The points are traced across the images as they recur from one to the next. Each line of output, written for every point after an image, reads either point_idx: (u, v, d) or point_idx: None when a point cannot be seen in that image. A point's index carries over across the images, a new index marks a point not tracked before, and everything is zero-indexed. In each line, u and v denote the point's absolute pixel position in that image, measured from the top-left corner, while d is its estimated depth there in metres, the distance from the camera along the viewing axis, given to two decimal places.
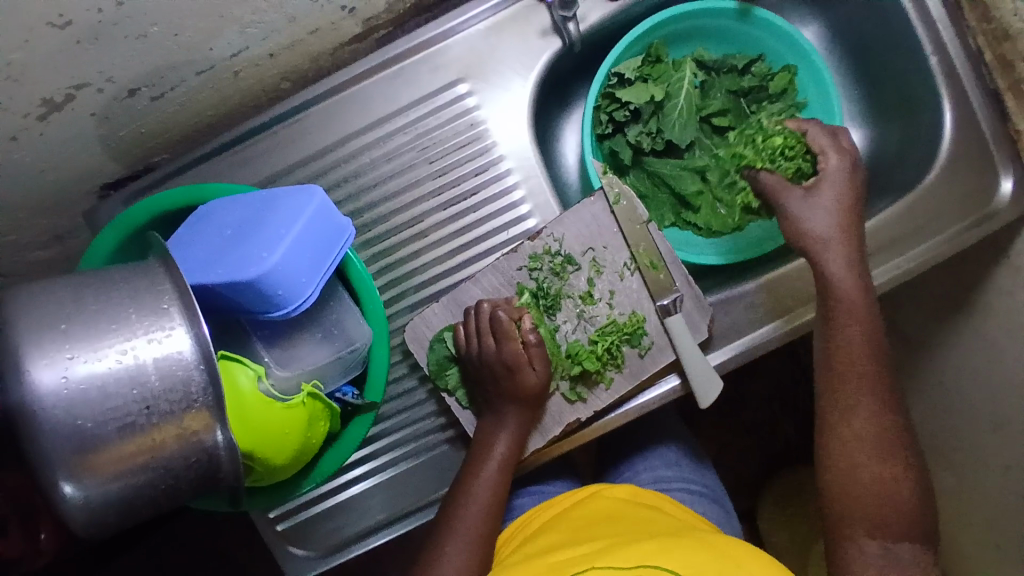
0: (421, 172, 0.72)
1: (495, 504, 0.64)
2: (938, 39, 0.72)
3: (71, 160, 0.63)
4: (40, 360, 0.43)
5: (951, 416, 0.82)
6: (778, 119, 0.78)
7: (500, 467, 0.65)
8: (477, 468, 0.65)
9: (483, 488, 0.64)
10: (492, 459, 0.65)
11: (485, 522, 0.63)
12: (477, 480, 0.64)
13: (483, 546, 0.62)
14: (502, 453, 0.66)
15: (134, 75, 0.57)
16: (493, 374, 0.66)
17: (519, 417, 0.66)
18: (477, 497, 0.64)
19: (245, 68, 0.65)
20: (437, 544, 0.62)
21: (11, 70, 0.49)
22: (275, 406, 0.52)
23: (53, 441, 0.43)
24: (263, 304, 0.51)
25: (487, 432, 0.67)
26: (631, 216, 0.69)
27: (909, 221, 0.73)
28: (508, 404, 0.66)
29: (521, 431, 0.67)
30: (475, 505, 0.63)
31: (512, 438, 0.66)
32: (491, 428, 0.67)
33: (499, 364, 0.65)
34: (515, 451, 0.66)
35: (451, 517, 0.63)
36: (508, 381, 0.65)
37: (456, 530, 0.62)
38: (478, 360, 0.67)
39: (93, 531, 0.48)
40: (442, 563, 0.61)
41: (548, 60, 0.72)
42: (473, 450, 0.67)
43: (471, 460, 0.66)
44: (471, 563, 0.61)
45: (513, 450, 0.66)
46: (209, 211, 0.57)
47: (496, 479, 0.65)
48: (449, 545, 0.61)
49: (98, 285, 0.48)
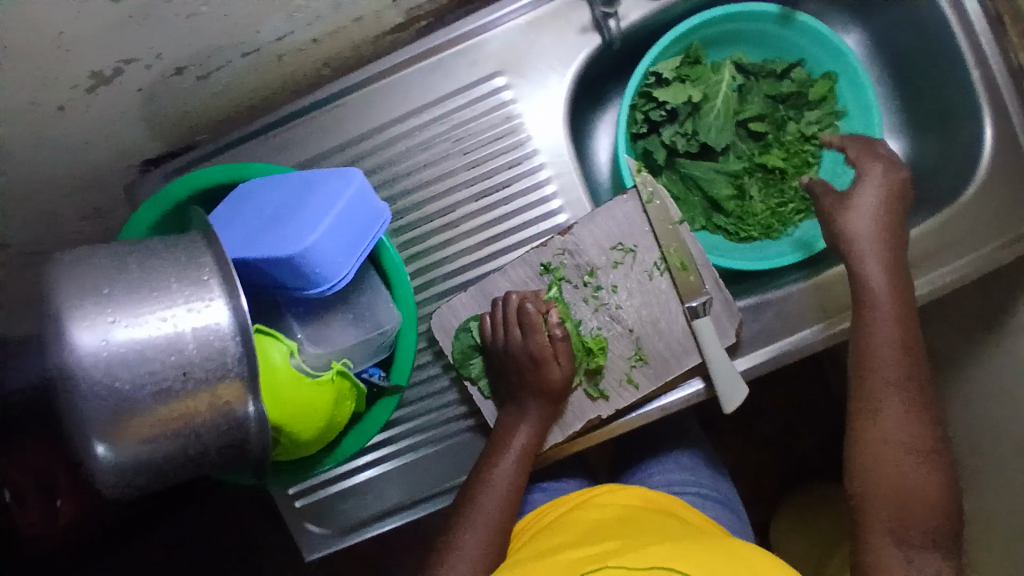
0: (455, 163, 0.72)
1: (512, 497, 0.64)
2: (980, 53, 0.71)
3: (115, 135, 0.65)
4: (82, 323, 0.44)
5: (975, 437, 0.80)
6: (815, 127, 0.78)
7: (518, 458, 0.66)
8: (496, 459, 0.66)
9: (502, 478, 0.64)
10: (511, 451, 0.66)
11: (502, 512, 0.63)
12: (495, 471, 0.65)
13: (500, 537, 0.63)
14: (522, 446, 0.66)
15: (182, 53, 0.59)
16: (518, 366, 0.66)
17: (540, 411, 0.67)
18: (496, 487, 0.64)
19: (289, 53, 0.66)
20: (454, 533, 0.62)
21: (63, 41, 0.50)
22: (305, 381, 0.53)
23: (90, 403, 0.44)
24: (300, 280, 0.51)
25: (508, 423, 0.67)
26: (663, 215, 0.69)
27: (945, 235, 0.71)
28: (530, 396, 0.66)
29: (541, 424, 0.67)
30: (493, 495, 0.64)
31: (532, 430, 0.67)
32: (512, 420, 0.67)
33: (525, 357, 0.66)
34: (534, 444, 0.67)
35: (467, 506, 0.64)
36: (532, 375, 0.66)
37: (473, 519, 0.62)
38: (502, 351, 0.67)
39: (118, 495, 0.49)
40: (457, 552, 0.61)
41: (586, 57, 0.72)
42: (493, 439, 0.68)
43: (489, 451, 0.67)
44: (486, 554, 0.61)
45: (532, 442, 0.66)
46: (250, 190, 0.58)
47: (515, 470, 0.65)
48: (467, 532, 0.62)
49: (141, 253, 0.49)
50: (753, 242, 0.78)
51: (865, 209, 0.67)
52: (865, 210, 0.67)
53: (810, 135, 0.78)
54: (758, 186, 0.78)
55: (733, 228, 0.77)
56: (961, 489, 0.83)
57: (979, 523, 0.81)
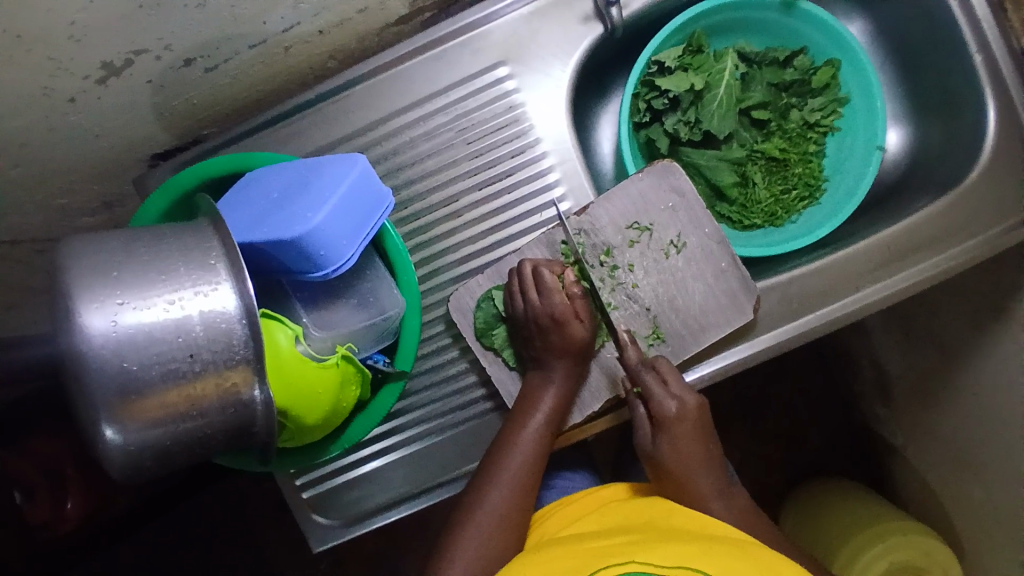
0: (458, 153, 0.73)
1: (538, 459, 0.66)
2: (983, 36, 0.70)
3: (125, 126, 0.66)
4: (91, 305, 0.45)
5: (985, 425, 0.80)
6: (818, 114, 0.78)
7: (546, 420, 0.67)
8: (523, 420, 0.66)
9: (529, 438, 0.66)
10: (538, 412, 0.67)
11: (528, 471, 0.65)
12: (523, 430, 0.66)
13: (524, 495, 0.64)
14: (550, 406, 0.67)
15: (190, 45, 0.60)
16: (541, 328, 0.67)
17: (567, 371, 0.68)
18: (523, 447, 0.65)
19: (295, 45, 0.67)
20: (481, 488, 0.64)
21: (73, 31, 0.51)
22: (310, 364, 0.53)
23: (99, 383, 0.45)
24: (305, 264, 0.52)
25: (535, 385, 0.68)
26: (680, 188, 0.70)
27: (950, 220, 0.71)
28: (556, 358, 0.67)
29: (568, 386, 0.68)
30: (520, 454, 0.65)
31: (560, 392, 0.68)
32: (539, 382, 0.68)
33: (547, 318, 0.67)
34: (561, 405, 0.68)
35: (494, 464, 0.65)
36: (555, 335, 0.67)
37: (500, 477, 0.64)
38: (523, 317, 0.68)
39: (129, 475, 0.50)
40: (485, 505, 0.63)
41: (588, 46, 0.72)
42: (521, 399, 0.68)
43: (517, 411, 0.67)
44: (513, 510, 0.63)
45: (559, 404, 0.67)
46: (255, 178, 0.59)
47: (541, 431, 0.66)
48: (494, 490, 0.63)
49: (149, 238, 0.50)
50: (756, 230, 0.78)
51: (672, 452, 0.65)
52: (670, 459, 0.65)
53: (813, 122, 0.79)
54: (762, 174, 0.78)
55: (736, 215, 0.78)
56: (973, 479, 0.82)
57: (991, 516, 0.80)
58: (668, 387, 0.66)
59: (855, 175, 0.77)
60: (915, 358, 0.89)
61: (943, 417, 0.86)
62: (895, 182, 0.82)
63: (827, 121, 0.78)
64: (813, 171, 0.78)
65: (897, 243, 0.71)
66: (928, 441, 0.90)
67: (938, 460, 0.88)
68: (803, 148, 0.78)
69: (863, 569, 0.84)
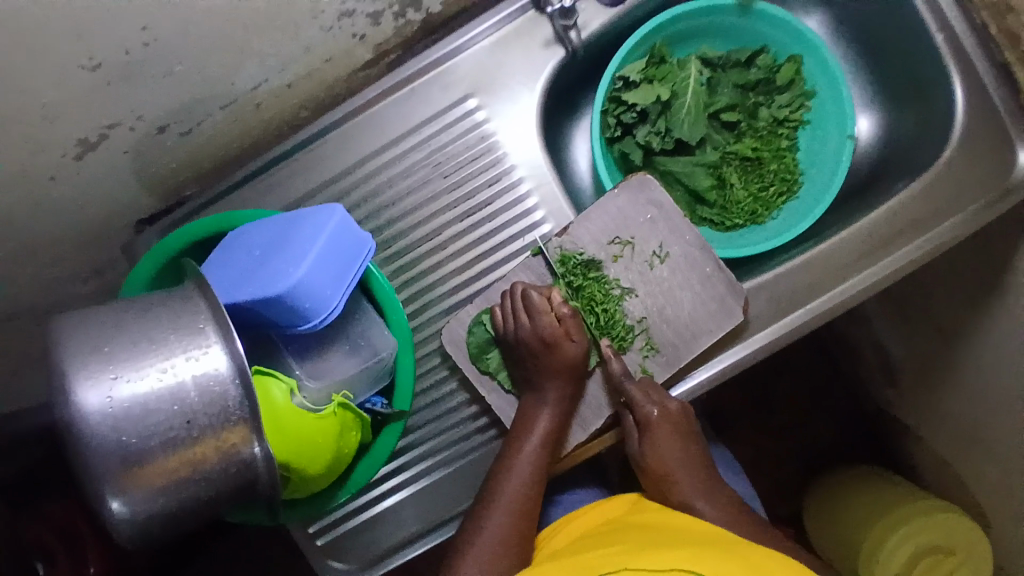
0: (437, 187, 0.74)
1: (537, 481, 0.66)
2: (940, 19, 0.71)
3: (106, 196, 0.67)
4: (86, 381, 0.45)
5: (988, 398, 0.79)
6: (787, 110, 0.79)
7: (542, 442, 0.67)
8: (519, 443, 0.67)
9: (525, 462, 0.66)
10: (534, 434, 0.67)
11: (528, 495, 0.65)
12: (519, 455, 0.66)
13: (524, 519, 0.64)
14: (545, 428, 0.67)
15: (162, 112, 0.61)
16: (532, 350, 0.68)
17: (560, 392, 0.68)
18: (520, 470, 0.65)
19: (266, 100, 0.69)
20: (482, 514, 0.64)
21: (45, 112, 0.52)
22: (307, 416, 0.54)
23: (101, 458, 0.45)
24: (293, 317, 0.53)
25: (530, 408, 0.69)
26: (656, 199, 0.71)
27: (927, 201, 0.71)
28: (549, 378, 0.68)
29: (563, 407, 0.68)
30: (517, 477, 0.65)
31: (554, 414, 0.68)
32: (534, 404, 0.69)
33: (536, 340, 0.67)
34: (556, 428, 0.68)
35: (493, 489, 0.65)
36: (547, 356, 0.68)
37: (499, 501, 0.64)
38: (514, 339, 0.69)
39: (140, 544, 0.50)
40: (485, 531, 0.63)
41: (552, 70, 0.74)
42: (517, 423, 0.69)
43: (513, 435, 0.68)
44: (513, 535, 0.63)
45: (554, 426, 0.68)
46: (238, 236, 0.61)
47: (537, 453, 0.66)
48: (494, 515, 0.63)
49: (138, 309, 0.51)
50: (739, 229, 0.79)
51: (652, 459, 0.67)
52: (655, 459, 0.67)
53: (783, 118, 0.79)
54: (738, 175, 0.78)
55: (718, 218, 0.78)
56: (984, 453, 0.81)
57: (1007, 490, 0.79)
58: (662, 403, 0.68)
59: (830, 166, 0.78)
60: (914, 339, 0.89)
61: (948, 393, 0.86)
62: (871, 169, 0.82)
63: (797, 116, 0.79)
64: (789, 166, 0.79)
65: (880, 230, 0.72)
66: (936, 419, 0.90)
67: (949, 437, 0.88)
68: (776, 145, 0.79)
69: (886, 564, 0.82)
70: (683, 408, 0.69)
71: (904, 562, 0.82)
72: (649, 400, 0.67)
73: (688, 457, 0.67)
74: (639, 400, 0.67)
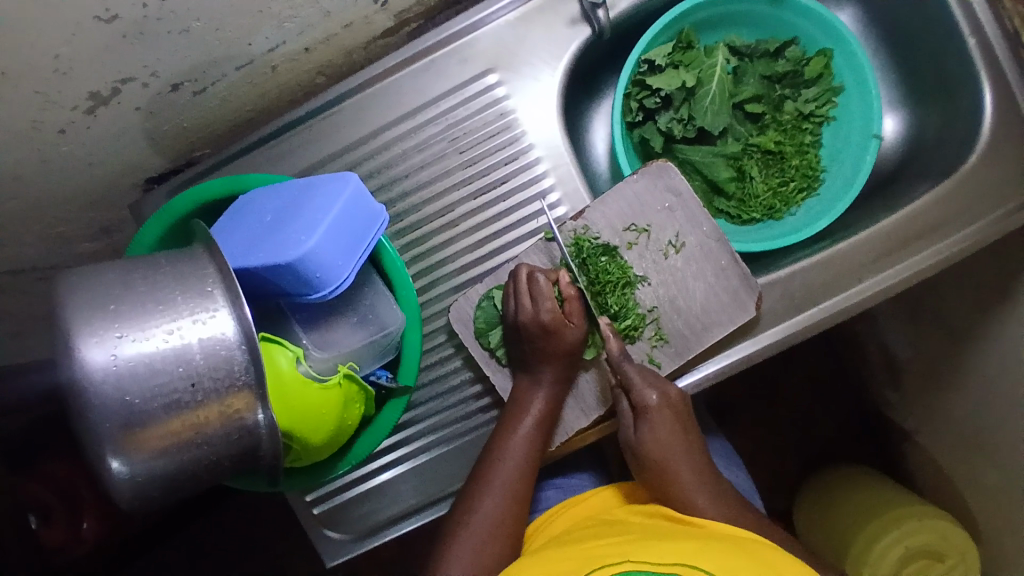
0: (451, 162, 0.73)
1: (531, 464, 0.65)
2: (975, 20, 0.70)
3: (116, 153, 0.65)
4: (91, 339, 0.45)
5: (993, 408, 0.78)
6: (813, 104, 0.77)
7: (536, 425, 0.66)
8: (512, 425, 0.66)
9: (518, 444, 0.65)
10: (528, 417, 0.67)
11: (521, 478, 0.65)
12: (512, 437, 0.66)
13: (518, 502, 0.64)
14: (539, 410, 0.67)
15: (177, 70, 0.60)
16: (530, 335, 0.66)
17: (556, 376, 0.67)
18: (514, 451, 0.65)
19: (282, 64, 0.67)
20: (475, 496, 0.64)
21: (59, 64, 0.51)
22: (312, 385, 0.53)
23: (103, 417, 0.45)
24: (302, 286, 0.53)
25: (523, 391, 0.68)
26: (675, 187, 0.70)
27: (949, 205, 0.70)
28: (545, 362, 0.67)
29: (557, 390, 0.68)
30: (511, 460, 0.65)
31: (549, 397, 0.67)
32: (528, 386, 0.68)
33: (537, 326, 0.66)
34: (550, 411, 0.68)
35: (486, 470, 0.65)
36: (545, 341, 0.66)
37: (492, 483, 0.64)
38: (514, 321, 0.67)
39: (139, 505, 0.50)
40: (478, 513, 0.62)
41: (576, 49, 0.72)
42: (509, 405, 0.69)
43: (507, 418, 0.67)
44: (506, 518, 0.63)
45: (548, 409, 0.67)
46: (249, 200, 0.60)
47: (531, 435, 0.66)
48: (488, 497, 0.63)
49: (146, 268, 0.50)
50: (755, 224, 0.78)
51: (649, 447, 0.64)
52: (653, 446, 0.64)
53: (808, 113, 0.78)
54: (758, 167, 0.77)
55: (734, 211, 0.77)
56: (984, 464, 0.81)
57: (1004, 501, 0.78)
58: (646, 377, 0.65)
59: (852, 164, 0.76)
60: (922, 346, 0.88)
61: (952, 401, 0.85)
62: (893, 169, 0.81)
63: (823, 111, 0.78)
64: (811, 162, 0.77)
65: (897, 232, 0.71)
66: (937, 426, 0.89)
67: (948, 445, 0.88)
68: (799, 139, 0.78)
69: (880, 555, 0.83)
70: (682, 401, 0.67)
71: (896, 560, 0.83)
72: (649, 386, 0.65)
73: (692, 451, 0.65)
74: (639, 384, 0.65)
